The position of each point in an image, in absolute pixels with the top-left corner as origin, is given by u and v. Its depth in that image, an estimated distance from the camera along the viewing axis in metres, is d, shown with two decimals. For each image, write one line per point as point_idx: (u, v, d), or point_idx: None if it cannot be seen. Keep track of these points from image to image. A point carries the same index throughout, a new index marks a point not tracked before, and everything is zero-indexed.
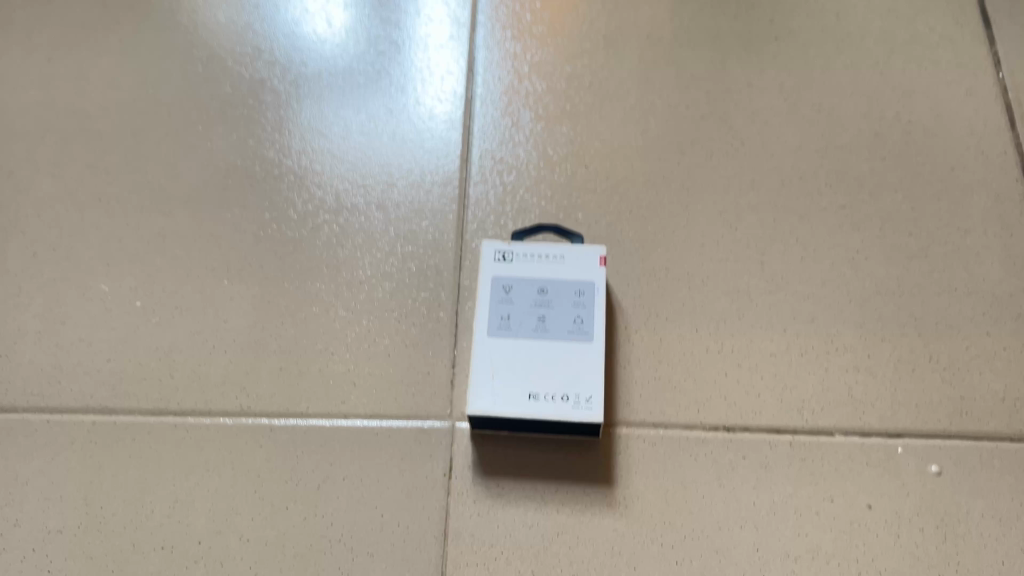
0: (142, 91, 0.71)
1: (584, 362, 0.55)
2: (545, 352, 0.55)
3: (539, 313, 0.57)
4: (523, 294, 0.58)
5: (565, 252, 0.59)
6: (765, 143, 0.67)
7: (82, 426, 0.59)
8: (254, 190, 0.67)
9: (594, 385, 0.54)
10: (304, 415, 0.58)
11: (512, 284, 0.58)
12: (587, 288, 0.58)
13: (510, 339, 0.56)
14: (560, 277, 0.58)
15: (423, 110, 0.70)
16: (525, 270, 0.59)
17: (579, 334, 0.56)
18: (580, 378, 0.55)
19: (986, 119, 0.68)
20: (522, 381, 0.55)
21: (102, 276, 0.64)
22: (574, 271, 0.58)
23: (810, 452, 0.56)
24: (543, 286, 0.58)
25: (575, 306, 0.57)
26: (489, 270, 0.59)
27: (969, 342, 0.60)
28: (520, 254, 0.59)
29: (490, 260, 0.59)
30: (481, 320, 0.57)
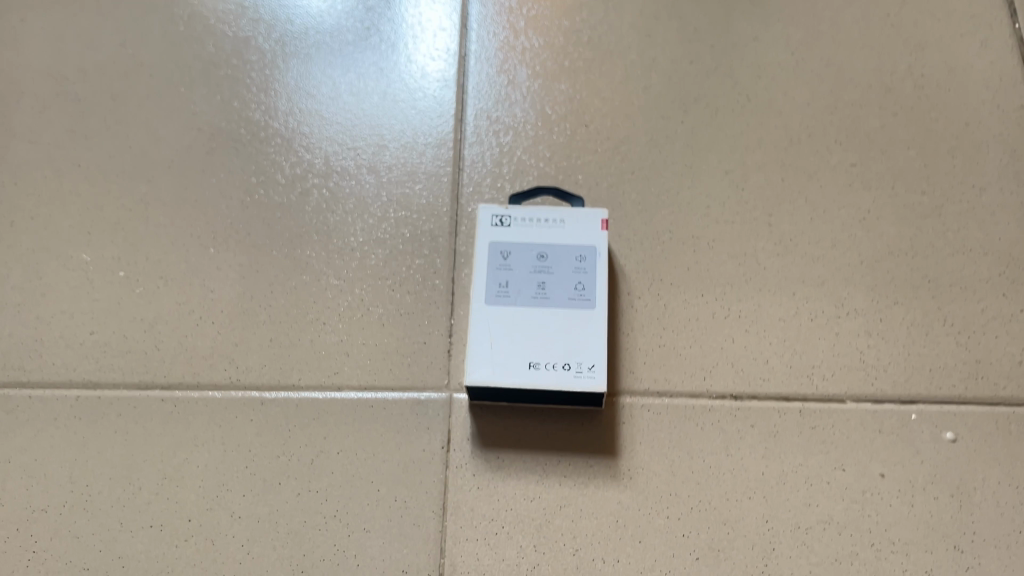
0: (121, 52, 0.68)
1: (586, 329, 0.53)
2: (545, 319, 0.53)
3: (539, 280, 0.55)
4: (522, 260, 0.55)
5: (565, 216, 0.57)
6: (772, 99, 0.65)
7: (65, 401, 0.56)
8: (240, 154, 0.64)
9: (597, 353, 0.52)
10: (296, 387, 0.56)
11: (510, 249, 0.56)
12: (589, 253, 0.55)
13: (509, 307, 0.54)
14: (560, 242, 0.56)
15: (415, 69, 0.67)
16: (524, 234, 0.56)
17: (581, 301, 0.54)
18: (582, 347, 0.53)
19: (1001, 72, 0.66)
20: (522, 350, 0.53)
21: (83, 245, 0.61)
22: (574, 236, 0.56)
23: (820, 420, 0.54)
24: (543, 252, 0.55)
25: (577, 272, 0.55)
26: (486, 235, 0.56)
27: (985, 304, 0.58)
28: (518, 218, 0.57)
29: (487, 224, 0.57)
30: (478, 287, 0.54)
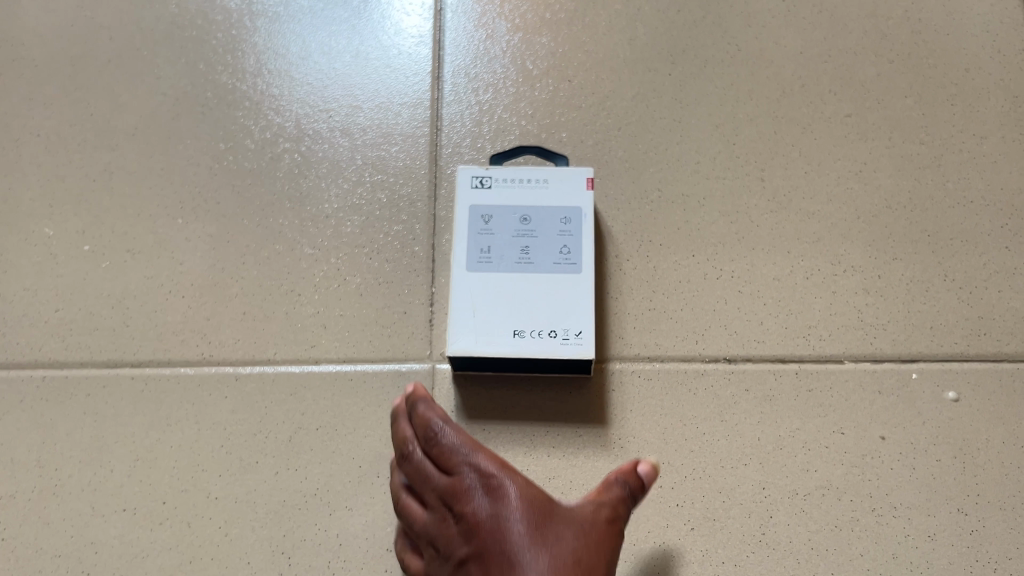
0: (79, 14, 0.65)
1: (572, 294, 0.51)
2: (529, 285, 0.51)
3: (522, 244, 0.52)
4: (504, 223, 0.53)
5: (548, 176, 0.54)
6: (764, 47, 0.62)
7: (31, 382, 0.54)
8: (206, 119, 0.61)
9: (584, 319, 0.50)
10: (272, 361, 0.54)
11: (491, 212, 0.53)
12: (574, 215, 0.53)
13: (491, 273, 0.51)
14: (544, 204, 0.53)
15: (390, 25, 0.64)
16: (506, 196, 0.53)
17: (567, 265, 0.52)
18: (569, 313, 0.50)
19: (1002, 15, 0.63)
20: (506, 318, 0.50)
21: (44, 218, 0.58)
22: (558, 197, 0.53)
23: (818, 382, 0.52)
24: (525, 214, 0.53)
25: (562, 235, 0.52)
26: (466, 197, 0.53)
27: (987, 258, 0.55)
28: (499, 179, 0.54)
29: (467, 186, 0.54)
30: (459, 252, 0.52)
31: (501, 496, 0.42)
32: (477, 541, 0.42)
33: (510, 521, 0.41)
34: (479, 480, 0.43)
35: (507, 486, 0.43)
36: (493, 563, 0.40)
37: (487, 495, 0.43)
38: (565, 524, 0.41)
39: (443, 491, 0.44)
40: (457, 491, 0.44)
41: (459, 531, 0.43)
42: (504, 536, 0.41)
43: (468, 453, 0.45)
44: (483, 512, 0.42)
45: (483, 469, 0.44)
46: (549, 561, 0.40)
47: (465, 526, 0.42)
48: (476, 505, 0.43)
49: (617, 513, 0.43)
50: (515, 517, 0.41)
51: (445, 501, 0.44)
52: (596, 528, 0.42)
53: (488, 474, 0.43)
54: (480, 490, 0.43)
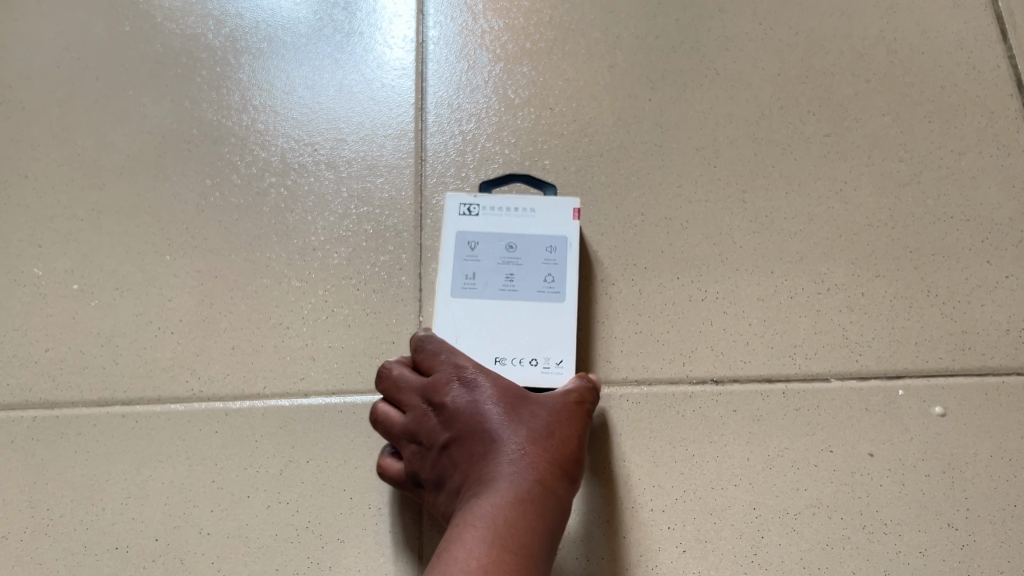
0: (65, 55, 0.66)
1: (555, 321, 0.51)
2: (512, 311, 0.51)
3: (506, 271, 0.52)
4: (490, 251, 0.53)
5: (535, 205, 0.54)
6: (742, 70, 0.62)
7: (22, 422, 0.54)
8: (193, 155, 0.62)
9: (565, 348, 0.50)
10: (262, 395, 0.54)
11: (478, 240, 0.53)
12: (560, 245, 0.53)
13: (476, 299, 0.52)
14: (531, 233, 0.54)
15: (372, 58, 0.64)
16: (493, 225, 0.54)
17: (550, 293, 0.52)
18: (550, 340, 0.51)
19: (975, 32, 0.63)
20: (487, 344, 0.50)
21: (33, 259, 0.59)
22: (545, 226, 0.54)
23: (805, 401, 0.53)
24: (511, 242, 0.53)
25: (547, 264, 0.53)
26: (454, 224, 0.54)
27: (968, 273, 0.56)
28: (487, 207, 0.55)
29: (454, 214, 0.54)
30: (444, 279, 0.52)
31: (477, 386, 0.45)
32: (458, 425, 0.44)
33: (487, 404, 0.44)
34: (454, 374, 0.46)
35: (480, 378, 0.45)
36: (474, 441, 0.43)
37: (463, 386, 0.45)
38: (536, 407, 0.44)
39: (421, 390, 0.46)
40: (435, 387, 0.45)
41: (438, 423, 0.45)
42: (481, 417, 0.43)
43: (447, 356, 0.47)
44: (463, 401, 0.44)
45: (458, 365, 0.46)
46: (528, 436, 0.42)
47: (445, 416, 0.44)
48: (453, 396, 0.45)
49: (583, 400, 0.47)
50: (492, 402, 0.44)
51: (423, 398, 0.46)
52: (566, 411, 0.45)
53: (464, 367, 0.46)
54: (456, 382, 0.45)
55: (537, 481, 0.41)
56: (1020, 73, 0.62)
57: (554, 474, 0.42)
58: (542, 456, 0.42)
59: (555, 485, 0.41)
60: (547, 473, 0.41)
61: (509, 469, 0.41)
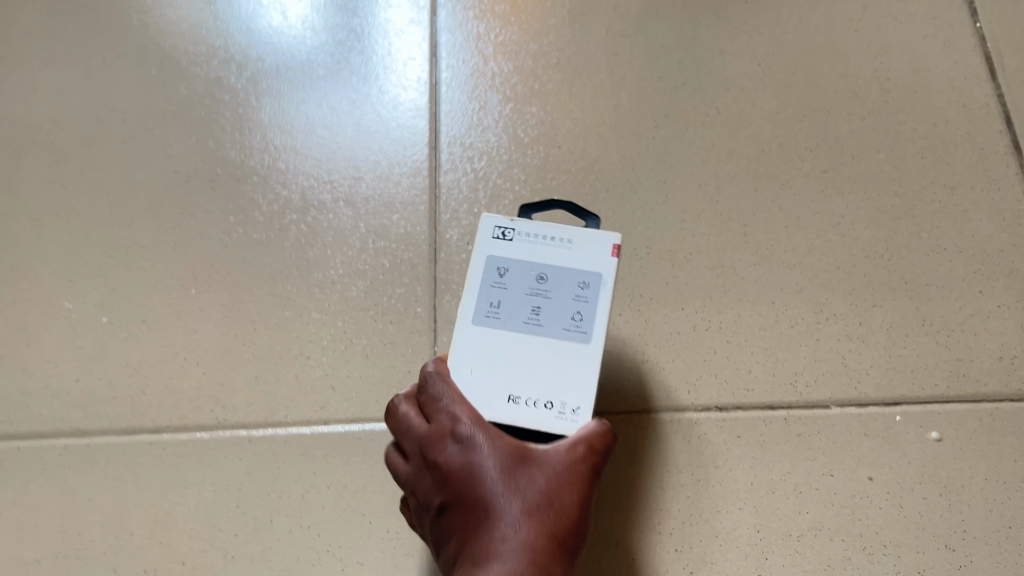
0: (94, 98, 0.69)
1: (577, 366, 0.46)
2: (532, 350, 0.46)
3: (530, 305, 0.47)
4: (516, 280, 0.48)
5: (574, 236, 0.48)
6: (742, 109, 0.65)
7: (53, 450, 0.56)
8: (216, 194, 0.64)
9: (584, 397, 0.45)
10: (283, 423, 0.57)
11: (508, 266, 0.48)
12: (595, 283, 0.47)
13: (494, 333, 0.46)
14: (566, 265, 0.48)
15: (387, 100, 0.67)
16: (525, 251, 0.48)
17: (576, 334, 0.46)
18: (569, 386, 0.45)
19: (965, 71, 0.66)
20: (499, 384, 0.45)
21: (64, 294, 0.61)
22: (583, 260, 0.48)
23: (806, 427, 0.55)
24: (541, 273, 0.48)
25: (576, 302, 0.47)
26: (484, 247, 0.48)
27: (962, 303, 0.58)
28: (522, 232, 0.49)
29: (487, 234, 0.49)
30: (465, 304, 0.47)
31: (474, 446, 0.43)
32: (454, 489, 0.42)
33: (480, 470, 0.42)
34: (450, 426, 0.44)
35: (477, 435, 0.43)
36: (467, 509, 0.42)
37: (459, 444, 0.43)
38: (536, 471, 0.42)
39: (420, 441, 0.45)
40: (433, 441, 0.44)
41: (435, 480, 0.43)
42: (475, 487, 0.42)
43: (446, 402, 0.44)
44: (459, 462, 0.43)
45: (457, 414, 0.44)
46: (522, 511, 0.41)
47: (442, 475, 0.43)
48: (448, 455, 0.43)
49: (594, 447, 0.44)
50: (488, 466, 0.42)
51: (423, 451, 0.44)
52: (570, 468, 0.43)
53: (461, 423, 0.43)
54: (452, 438, 0.43)
55: (531, 563, 0.39)
56: (1008, 110, 0.64)
57: (551, 550, 0.40)
58: (538, 530, 0.41)
59: (551, 562, 0.40)
60: (542, 552, 0.40)
61: (503, 550, 0.40)
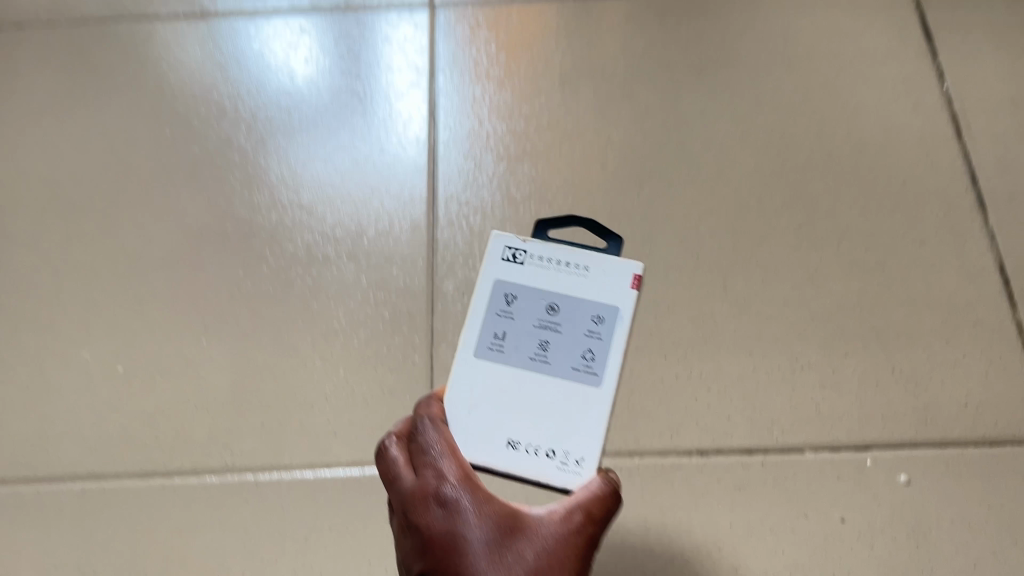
0: (112, 157, 0.73)
1: (585, 393, 0.50)
2: (544, 375, 0.51)
3: (542, 336, 0.52)
4: (529, 308, 0.53)
5: (588, 264, 0.54)
6: (722, 168, 0.69)
7: (72, 493, 0.60)
8: (227, 248, 0.68)
9: (589, 423, 0.49)
10: (288, 467, 0.60)
11: (523, 290, 0.54)
12: (608, 315, 0.53)
13: (509, 353, 0.51)
14: (579, 296, 0.53)
15: (389, 159, 0.71)
16: (539, 277, 0.54)
17: (585, 360, 0.51)
18: (576, 413, 0.50)
19: (933, 132, 0.70)
20: (511, 403, 0.50)
21: (83, 344, 0.65)
22: (596, 291, 0.54)
23: (782, 470, 0.58)
24: (555, 302, 0.53)
25: (589, 336, 0.52)
26: (498, 271, 0.55)
27: (930, 351, 0.61)
28: (534, 255, 0.55)
29: (503, 260, 0.55)
30: (482, 325, 0.52)
31: (459, 510, 0.42)
32: (433, 553, 0.41)
33: (466, 533, 0.41)
34: (436, 489, 0.43)
35: (465, 498, 0.42)
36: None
37: (443, 506, 0.42)
38: (526, 538, 0.41)
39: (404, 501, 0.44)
40: (416, 502, 0.43)
41: (415, 544, 0.42)
42: (457, 550, 0.41)
43: (437, 461, 0.45)
44: (441, 526, 0.42)
45: (445, 476, 0.44)
46: None
47: (423, 538, 0.42)
48: (431, 517, 0.42)
49: (591, 514, 0.43)
50: (471, 531, 0.41)
51: (405, 512, 0.44)
52: (563, 537, 0.42)
53: (447, 485, 0.43)
54: (437, 500, 0.43)
55: None
56: (974, 169, 0.68)
57: None
58: None
59: None
60: None
61: None
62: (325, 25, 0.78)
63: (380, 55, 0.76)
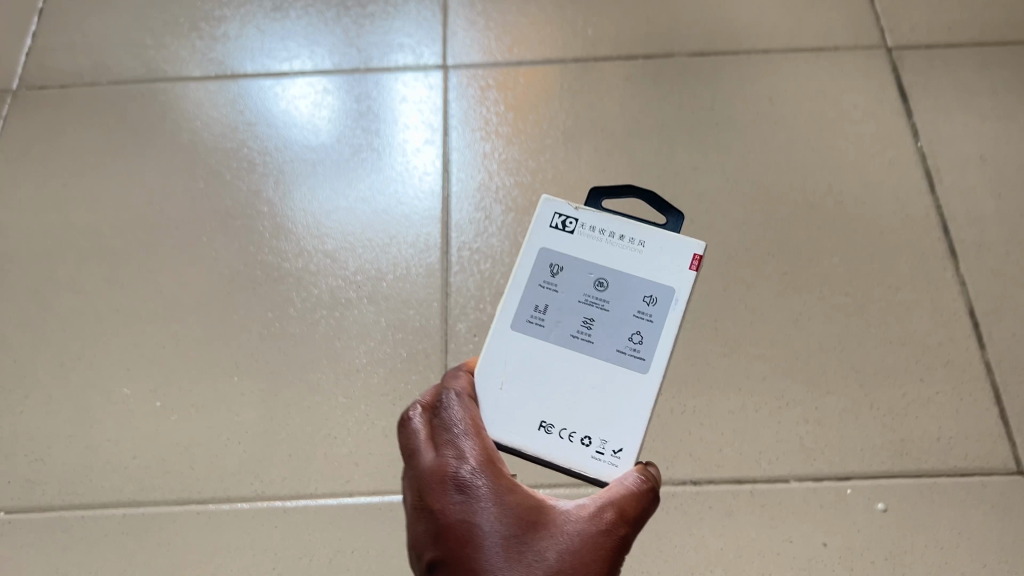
0: (150, 207, 0.79)
1: (629, 380, 0.50)
2: (587, 356, 0.50)
3: (589, 312, 0.51)
4: (576, 281, 0.52)
5: (644, 240, 0.53)
6: (713, 218, 0.75)
7: (113, 518, 0.65)
8: (256, 291, 0.74)
9: (629, 413, 0.49)
10: (313, 495, 0.65)
11: (570, 262, 0.53)
12: (663, 295, 0.51)
13: (549, 328, 0.51)
14: (632, 272, 0.52)
15: (405, 209, 0.77)
16: (587, 249, 0.53)
17: (629, 343, 0.51)
18: (618, 400, 0.49)
19: (908, 186, 0.76)
20: (552, 381, 0.50)
21: (123, 380, 0.71)
22: (650, 268, 0.52)
23: (769, 498, 0.63)
24: (604, 277, 0.52)
25: (638, 318, 0.51)
26: (546, 240, 0.53)
27: (905, 389, 0.67)
28: (585, 224, 0.54)
29: (553, 229, 0.54)
30: (525, 298, 0.52)
31: (478, 499, 0.44)
32: (450, 538, 0.44)
33: (483, 523, 0.44)
34: (456, 474, 0.45)
35: (484, 486, 0.45)
36: (460, 564, 0.43)
37: (462, 492, 0.44)
38: (547, 533, 0.44)
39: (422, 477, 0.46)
40: (435, 482, 0.45)
41: (432, 523, 0.45)
42: (474, 539, 0.43)
43: (459, 442, 0.47)
44: (460, 512, 0.44)
45: (466, 460, 0.46)
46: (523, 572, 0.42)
47: (439, 521, 0.44)
48: (450, 502, 0.44)
49: (624, 514, 0.45)
50: (489, 522, 0.44)
51: (423, 488, 0.46)
52: (587, 534, 0.44)
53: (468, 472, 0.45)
54: (456, 485, 0.45)
55: None
56: (945, 220, 0.74)
57: None
58: None
59: None
60: None
61: None
62: (345, 85, 0.85)
63: (397, 113, 0.83)
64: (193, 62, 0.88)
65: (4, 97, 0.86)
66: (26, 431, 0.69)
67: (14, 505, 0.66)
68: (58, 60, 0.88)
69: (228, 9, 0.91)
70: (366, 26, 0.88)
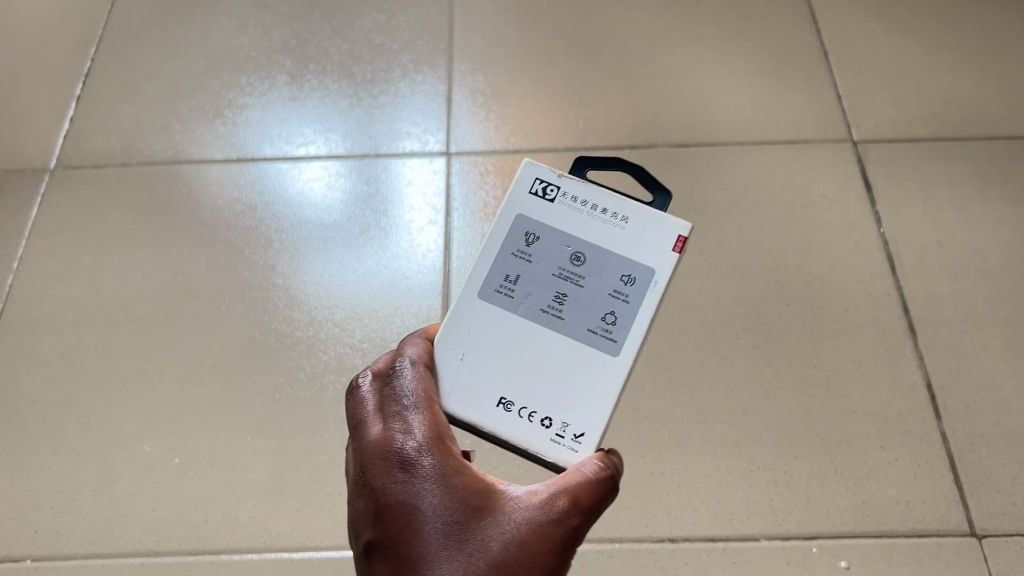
0: (173, 278, 0.86)
1: (595, 363, 0.50)
2: (554, 334, 0.51)
3: (563, 287, 0.52)
4: (552, 253, 0.53)
5: (629, 215, 0.52)
6: (691, 295, 0.81)
7: (131, 567, 0.70)
8: (270, 357, 0.80)
9: (594, 398, 0.50)
10: (318, 547, 0.70)
11: (546, 233, 0.53)
12: (642, 276, 0.51)
13: (515, 301, 0.52)
14: (612, 249, 0.52)
15: (406, 283, 0.84)
16: (564, 221, 0.53)
17: (600, 325, 0.51)
18: (581, 382, 0.50)
19: (870, 268, 0.83)
20: (518, 357, 0.51)
21: (144, 438, 0.76)
22: (631, 246, 0.52)
23: (740, 555, 0.68)
24: (581, 251, 0.52)
25: (613, 298, 0.51)
26: (524, 206, 0.54)
27: (867, 455, 0.72)
28: (566, 193, 0.53)
29: (533, 196, 0.54)
30: (494, 268, 0.53)
31: (421, 478, 0.44)
32: (391, 515, 0.44)
33: (424, 504, 0.43)
34: (401, 450, 0.45)
35: (428, 464, 0.44)
36: (397, 544, 0.43)
37: (405, 470, 0.44)
38: (492, 519, 0.43)
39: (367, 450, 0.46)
40: (379, 456, 0.45)
41: (373, 499, 0.45)
42: (414, 519, 0.43)
43: (407, 415, 0.47)
44: (401, 490, 0.44)
45: (412, 436, 0.46)
46: (461, 557, 0.42)
47: (381, 497, 0.44)
48: (393, 479, 0.44)
49: (577, 502, 0.45)
50: (430, 502, 0.43)
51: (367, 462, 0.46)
52: (534, 523, 0.43)
53: (413, 449, 0.45)
54: (401, 463, 0.45)
55: None
56: (905, 300, 0.80)
57: None
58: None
59: None
60: None
61: None
62: (356, 170, 0.92)
63: (402, 196, 0.90)
64: (217, 146, 0.96)
65: (42, 175, 0.93)
66: (53, 485, 0.74)
67: (40, 553, 0.71)
68: (94, 142, 0.96)
69: (249, 98, 0.99)
70: (376, 115, 0.97)
